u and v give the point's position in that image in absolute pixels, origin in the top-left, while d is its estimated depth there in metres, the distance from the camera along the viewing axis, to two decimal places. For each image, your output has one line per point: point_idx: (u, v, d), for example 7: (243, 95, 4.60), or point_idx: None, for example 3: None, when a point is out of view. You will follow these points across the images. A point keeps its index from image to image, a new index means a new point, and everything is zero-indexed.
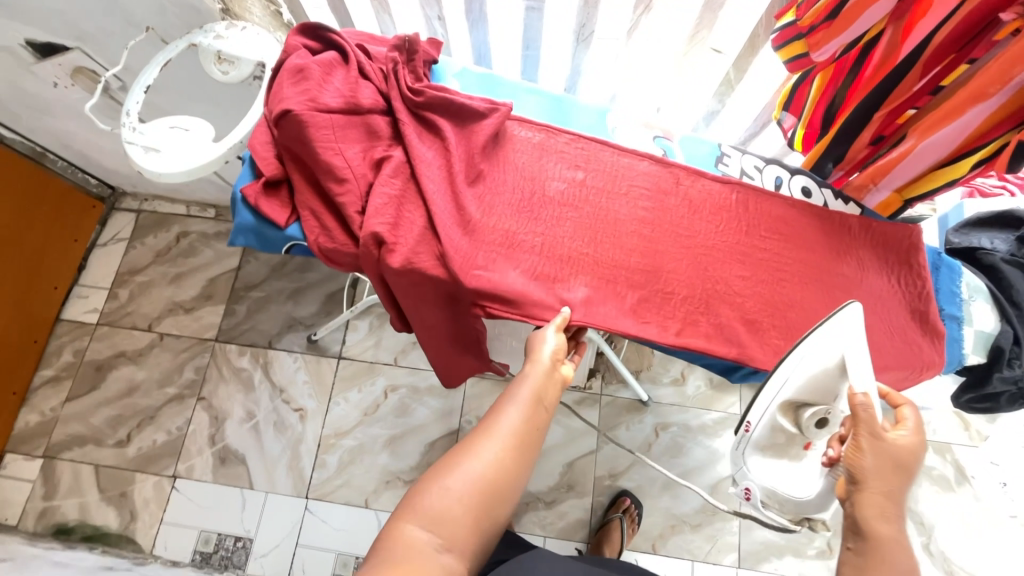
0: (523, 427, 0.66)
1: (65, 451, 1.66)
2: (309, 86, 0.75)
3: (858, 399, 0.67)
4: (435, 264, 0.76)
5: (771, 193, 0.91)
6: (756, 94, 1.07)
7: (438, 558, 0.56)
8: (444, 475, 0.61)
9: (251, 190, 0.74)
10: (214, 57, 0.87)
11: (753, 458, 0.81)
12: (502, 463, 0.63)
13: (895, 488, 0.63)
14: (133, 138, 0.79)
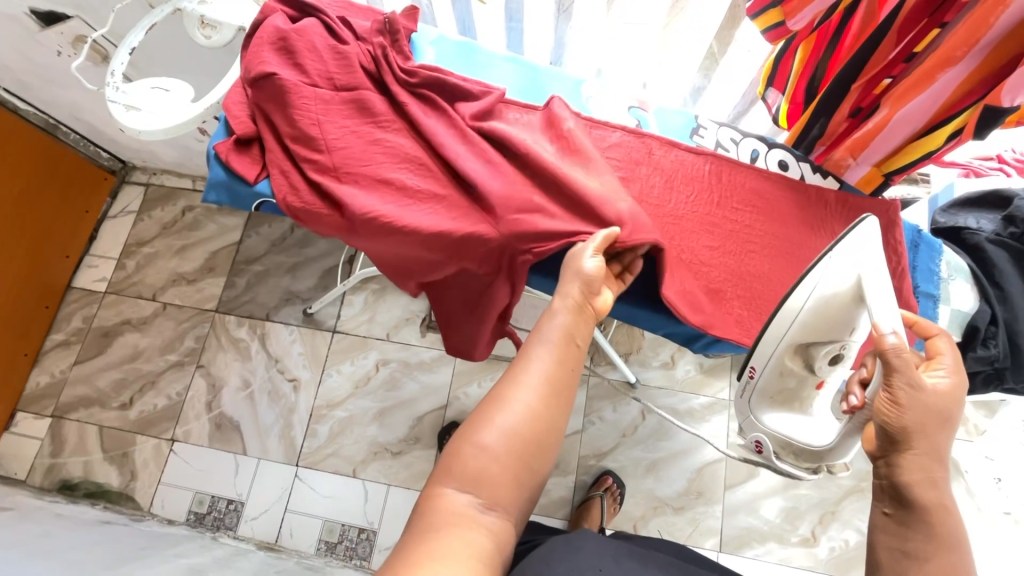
0: (553, 369, 0.62)
1: (72, 412, 1.73)
2: (291, 56, 0.76)
3: (887, 346, 0.63)
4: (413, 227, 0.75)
5: (746, 165, 0.90)
6: (741, 69, 1.05)
7: (481, 517, 0.54)
8: (476, 432, 0.58)
9: (223, 147, 0.76)
10: (198, 21, 0.88)
11: (765, 408, 0.80)
12: (538, 412, 0.60)
13: (938, 443, 0.63)
14: (115, 97, 0.81)
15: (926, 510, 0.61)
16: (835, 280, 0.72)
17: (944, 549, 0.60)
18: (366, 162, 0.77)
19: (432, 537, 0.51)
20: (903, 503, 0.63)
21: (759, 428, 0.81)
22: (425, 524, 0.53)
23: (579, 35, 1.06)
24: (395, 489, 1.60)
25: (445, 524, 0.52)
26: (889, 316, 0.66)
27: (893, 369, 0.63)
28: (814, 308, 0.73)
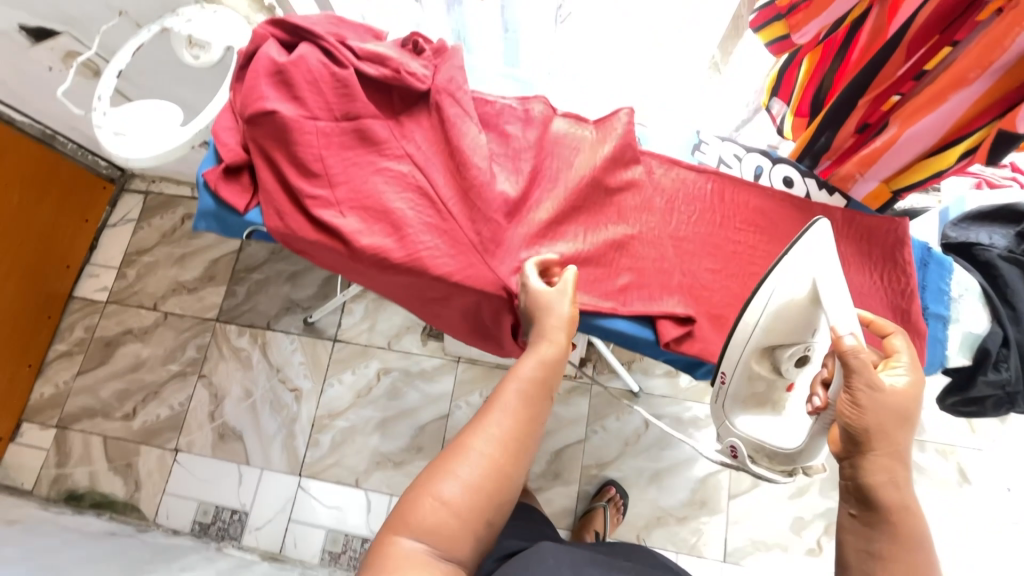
0: (521, 412, 0.61)
1: (76, 423, 1.74)
2: (294, 91, 0.74)
3: (846, 346, 0.61)
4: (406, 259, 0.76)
5: (749, 183, 0.87)
6: (744, 77, 1.02)
7: (434, 567, 0.52)
8: (438, 478, 0.56)
9: (211, 176, 0.74)
10: (186, 41, 0.86)
11: (739, 413, 0.77)
12: (504, 456, 0.58)
13: (901, 444, 0.60)
14: (101, 122, 0.79)
15: (892, 514, 0.58)
16: (791, 283, 0.71)
17: (909, 554, 0.57)
18: (370, 200, 0.77)
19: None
20: (868, 506, 0.60)
21: (734, 434, 0.77)
22: (376, 575, 0.51)
23: (578, 43, 1.03)
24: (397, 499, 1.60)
25: (396, 575, 0.51)
26: (847, 318, 0.64)
27: (852, 372, 0.61)
28: (775, 310, 0.71)
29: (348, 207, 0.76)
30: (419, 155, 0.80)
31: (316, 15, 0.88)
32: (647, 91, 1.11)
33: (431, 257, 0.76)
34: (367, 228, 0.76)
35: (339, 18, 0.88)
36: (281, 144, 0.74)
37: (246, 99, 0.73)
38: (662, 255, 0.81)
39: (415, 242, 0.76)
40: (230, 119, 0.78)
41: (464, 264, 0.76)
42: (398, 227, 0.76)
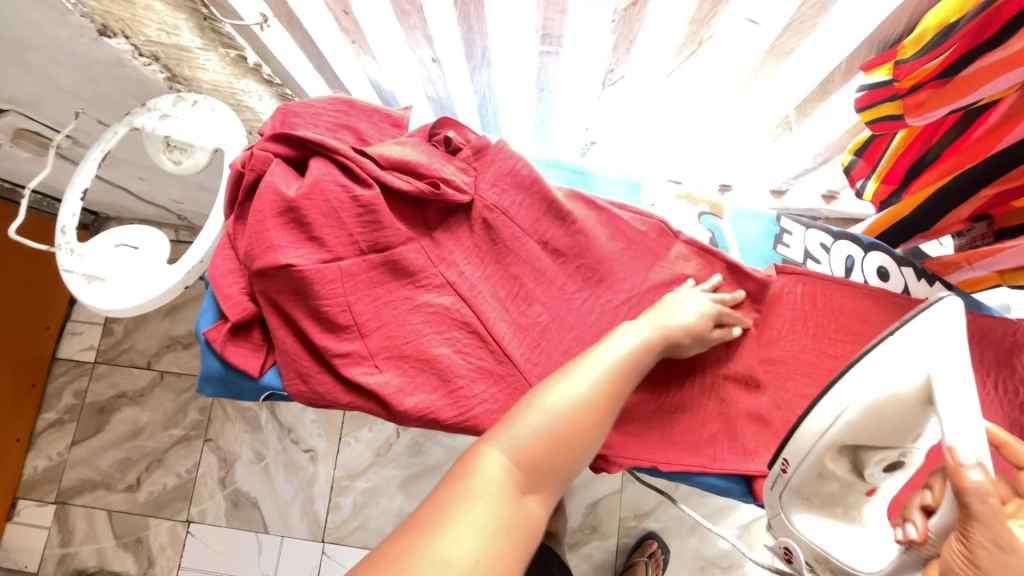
0: (628, 364, 0.54)
1: (77, 497, 1.63)
2: (309, 228, 0.60)
3: (967, 481, 0.41)
4: (458, 418, 0.63)
5: (841, 281, 0.75)
6: (817, 133, 0.88)
7: (518, 507, 0.42)
8: (535, 405, 0.48)
9: (216, 332, 0.61)
10: (163, 144, 0.72)
11: (800, 512, 0.61)
12: (604, 412, 0.50)
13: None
14: (72, 264, 0.65)
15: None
16: (888, 375, 0.54)
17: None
18: (410, 343, 0.64)
19: (458, 515, 0.39)
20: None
21: (792, 532, 0.61)
22: (452, 489, 0.41)
23: (627, 103, 0.86)
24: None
25: (477, 498, 0.41)
26: (976, 438, 0.45)
27: (971, 517, 0.40)
28: (868, 406, 0.54)
29: (385, 359, 0.63)
30: (463, 282, 0.67)
31: (317, 97, 0.72)
32: (701, 145, 0.97)
33: (486, 413, 0.64)
34: (410, 382, 0.63)
35: (348, 102, 0.73)
36: (299, 296, 0.60)
37: (251, 245, 0.59)
38: (750, 383, 0.70)
39: (469, 397, 0.64)
40: (228, 257, 0.63)
41: None
42: (446, 377, 0.64)
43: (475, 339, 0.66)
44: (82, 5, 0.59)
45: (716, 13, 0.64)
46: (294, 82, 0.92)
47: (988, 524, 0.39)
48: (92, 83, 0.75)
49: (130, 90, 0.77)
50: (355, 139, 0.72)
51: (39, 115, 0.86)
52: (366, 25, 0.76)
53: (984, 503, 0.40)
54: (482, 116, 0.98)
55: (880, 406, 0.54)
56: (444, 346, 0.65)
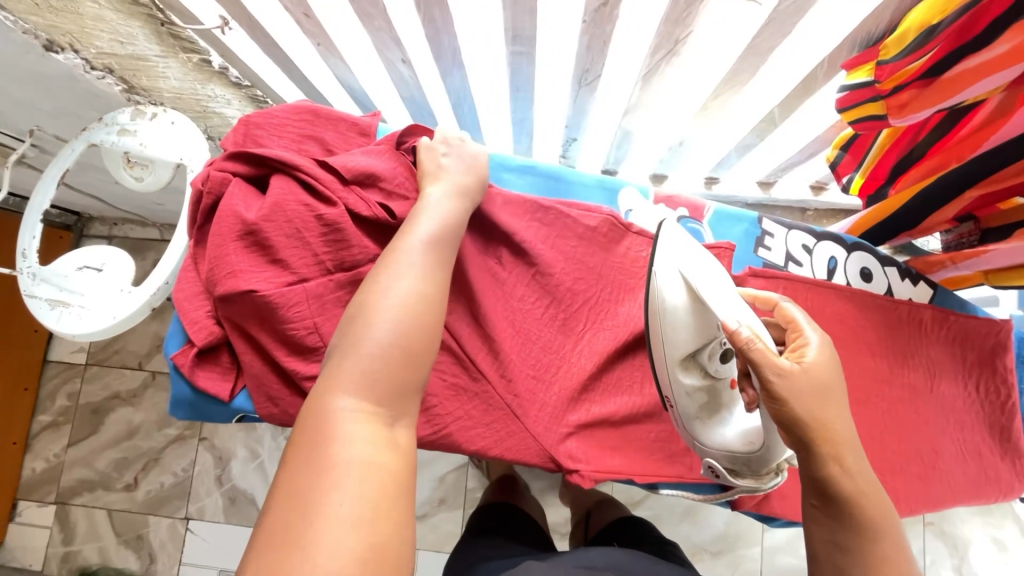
0: (436, 252, 0.52)
1: (76, 497, 1.65)
2: (272, 250, 0.58)
3: (743, 339, 0.47)
4: (432, 435, 0.63)
5: (823, 284, 0.74)
6: (803, 128, 0.86)
7: (387, 436, 0.42)
8: (366, 326, 0.45)
9: (181, 356, 0.60)
10: (123, 160, 0.70)
11: (702, 431, 0.60)
12: (432, 304, 0.49)
13: (842, 428, 0.47)
14: (36, 289, 0.63)
15: (849, 506, 0.46)
16: (662, 288, 0.56)
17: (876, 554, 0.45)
18: None
19: (338, 477, 0.37)
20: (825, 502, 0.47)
21: (706, 447, 0.60)
22: (309, 472, 0.37)
23: (608, 101, 0.83)
24: (424, 553, 1.48)
25: (341, 466, 0.38)
26: (733, 307, 0.51)
27: (755, 363, 0.47)
28: (673, 321, 0.57)
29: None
30: None
31: (280, 106, 0.70)
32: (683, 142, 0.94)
33: (461, 429, 0.63)
34: None
35: (312, 111, 0.70)
36: (263, 320, 0.59)
37: (213, 271, 0.57)
38: None
39: (443, 413, 0.63)
40: (192, 280, 0.62)
41: (501, 432, 0.64)
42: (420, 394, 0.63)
43: (449, 356, 0.65)
44: (25, 23, 0.57)
45: (691, 12, 0.61)
46: (264, 83, 0.89)
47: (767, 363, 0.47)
48: (49, 97, 0.72)
49: (89, 103, 0.74)
50: (321, 150, 0.70)
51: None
52: (330, 28, 0.72)
53: (758, 350, 0.48)
54: (459, 115, 0.95)
55: (685, 315, 0.57)
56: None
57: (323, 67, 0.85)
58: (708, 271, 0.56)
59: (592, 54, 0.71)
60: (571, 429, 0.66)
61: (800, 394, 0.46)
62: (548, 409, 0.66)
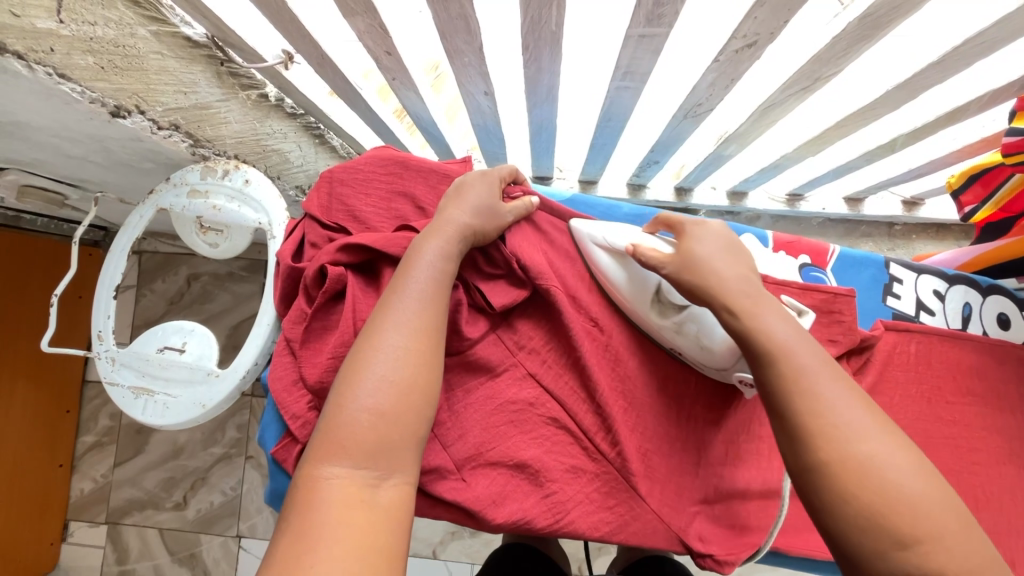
0: (438, 281, 0.46)
1: (126, 517, 1.64)
2: None
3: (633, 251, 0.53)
4: (554, 526, 0.57)
5: (957, 335, 0.68)
6: (925, 149, 0.78)
7: (377, 501, 0.35)
8: (349, 385, 0.39)
9: (285, 449, 0.55)
10: (196, 225, 0.64)
11: (718, 363, 0.59)
12: (425, 344, 0.42)
13: (744, 285, 0.46)
14: (117, 376, 0.59)
15: (775, 370, 0.41)
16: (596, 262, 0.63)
17: (820, 416, 0.37)
18: (498, 446, 0.57)
19: (314, 539, 0.32)
20: (760, 380, 0.42)
21: (727, 372, 0.60)
22: (279, 548, 0.32)
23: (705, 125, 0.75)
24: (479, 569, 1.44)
25: (313, 540, 0.32)
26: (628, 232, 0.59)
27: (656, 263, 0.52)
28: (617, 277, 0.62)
29: (472, 464, 0.56)
30: (546, 372, 0.61)
31: (364, 155, 0.63)
32: (783, 163, 0.85)
33: (583, 515, 0.58)
34: (502, 492, 0.56)
35: (400, 162, 0.63)
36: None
37: (323, 367, 0.51)
38: None
39: (564, 500, 0.58)
40: (287, 365, 0.55)
41: (625, 516, 0.59)
42: (539, 478, 0.57)
43: (564, 436, 0.60)
44: (90, 91, 0.50)
45: (850, 52, 0.52)
46: (323, 112, 0.79)
47: (660, 260, 0.52)
48: (104, 152, 0.65)
49: (146, 156, 0.67)
50: (413, 207, 0.62)
51: (45, 173, 0.77)
52: (410, 62, 0.64)
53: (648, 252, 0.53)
54: (535, 142, 0.88)
55: (618, 271, 0.62)
56: (530, 445, 0.58)
57: (364, 56, 0.72)
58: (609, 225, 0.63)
59: (711, 90, 0.62)
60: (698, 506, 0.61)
61: (695, 269, 0.48)
62: (671, 485, 0.61)
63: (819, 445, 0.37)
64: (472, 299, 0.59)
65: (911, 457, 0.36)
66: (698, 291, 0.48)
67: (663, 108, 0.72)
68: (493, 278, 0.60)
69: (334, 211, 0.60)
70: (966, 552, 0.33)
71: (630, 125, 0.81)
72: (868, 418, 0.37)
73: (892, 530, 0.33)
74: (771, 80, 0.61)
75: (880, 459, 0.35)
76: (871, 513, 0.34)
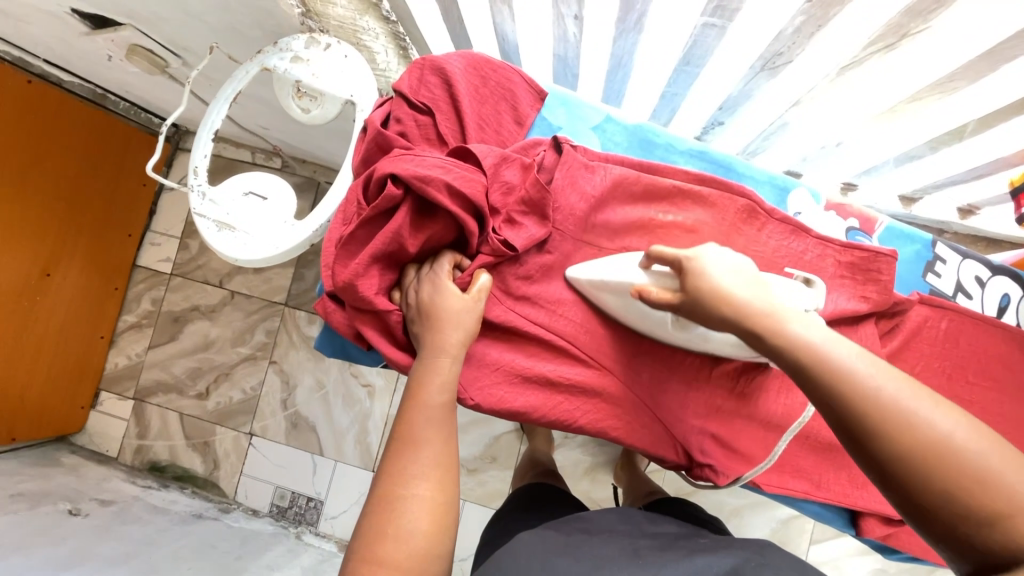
0: (437, 411, 0.52)
1: (152, 397, 1.72)
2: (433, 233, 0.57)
3: (648, 298, 0.52)
4: (566, 426, 0.62)
5: (991, 322, 0.69)
6: (996, 146, 0.79)
7: None
8: (389, 517, 0.45)
9: (320, 305, 0.61)
10: (294, 90, 0.71)
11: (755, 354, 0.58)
12: (440, 456, 0.49)
13: (761, 293, 0.47)
14: (205, 210, 0.66)
15: (823, 379, 0.41)
16: (603, 297, 0.62)
17: (871, 399, 0.38)
18: (516, 345, 0.63)
19: None
20: (813, 397, 0.42)
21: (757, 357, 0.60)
22: None
23: (777, 88, 0.79)
24: (470, 506, 1.45)
25: None
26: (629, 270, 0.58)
27: (677, 304, 0.51)
28: (634, 310, 0.60)
29: (497, 350, 0.62)
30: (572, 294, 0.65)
31: (452, 55, 0.65)
32: (861, 137, 0.85)
33: (591, 421, 0.63)
34: (518, 390, 0.61)
35: (479, 75, 0.66)
36: (373, 315, 0.60)
37: (381, 243, 0.55)
38: None
39: (573, 405, 0.62)
40: (340, 229, 0.59)
41: (631, 423, 0.64)
42: (553, 384, 0.62)
43: (581, 344, 0.64)
44: None
45: (940, 5, 0.57)
46: (412, 20, 0.77)
47: (670, 301, 0.51)
48: (223, 11, 0.71)
49: (258, 22, 0.73)
50: (484, 118, 0.66)
51: (162, 30, 0.82)
52: None
53: (658, 294, 0.52)
54: (608, 82, 0.91)
55: (625, 305, 0.61)
56: (548, 345, 0.63)
57: None
58: (604, 262, 0.62)
59: (796, 37, 0.67)
60: (698, 423, 0.67)
61: (707, 302, 0.48)
62: (675, 406, 0.66)
63: (885, 439, 0.37)
64: (494, 250, 0.59)
65: (975, 425, 0.37)
66: (720, 321, 0.48)
67: (738, 65, 0.76)
68: (521, 224, 0.61)
69: (422, 94, 0.64)
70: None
71: (703, 83, 0.83)
72: (924, 399, 0.38)
73: (976, 512, 0.34)
74: (853, 40, 0.65)
75: (949, 436, 0.36)
76: (956, 495, 0.35)
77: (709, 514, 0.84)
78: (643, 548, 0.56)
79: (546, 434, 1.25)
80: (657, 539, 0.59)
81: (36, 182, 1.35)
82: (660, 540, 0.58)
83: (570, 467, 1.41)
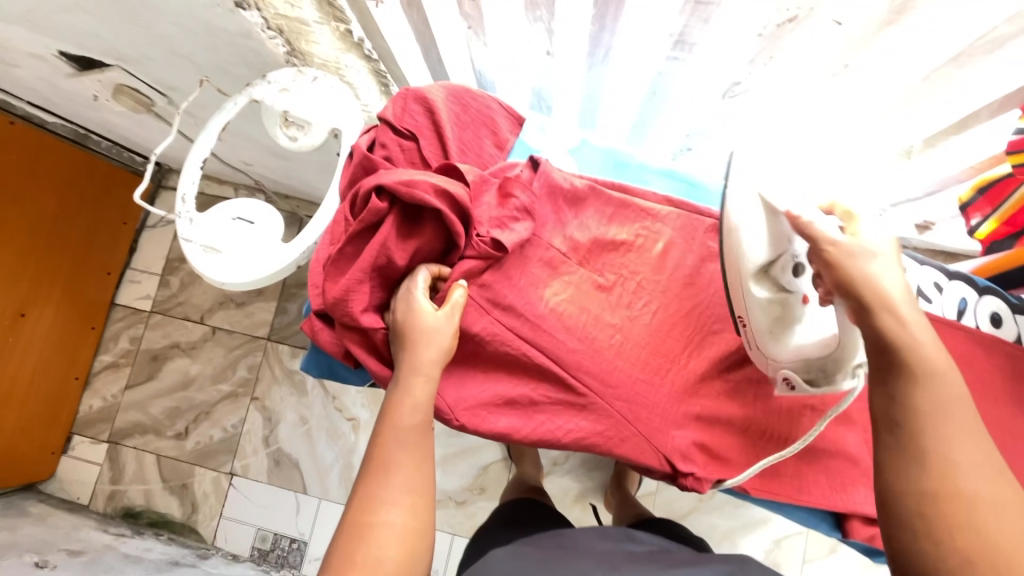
0: (411, 434, 0.53)
1: (128, 439, 1.66)
2: (422, 244, 0.59)
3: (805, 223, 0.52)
4: (545, 441, 0.64)
5: (951, 324, 0.73)
6: (939, 166, 0.86)
7: None
8: (361, 542, 0.46)
9: (308, 324, 0.62)
10: (281, 120, 0.74)
11: (781, 352, 0.60)
12: (415, 479, 0.51)
13: (893, 268, 0.50)
14: (191, 234, 0.67)
15: (876, 302, 0.48)
16: (739, 210, 0.56)
17: (915, 360, 0.46)
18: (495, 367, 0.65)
19: None
20: (863, 324, 0.49)
21: (779, 364, 0.61)
22: None
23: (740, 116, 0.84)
24: (460, 539, 1.41)
25: None
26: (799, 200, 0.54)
27: (820, 241, 0.51)
28: (748, 238, 0.56)
29: (476, 369, 0.65)
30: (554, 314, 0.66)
31: (438, 87, 0.70)
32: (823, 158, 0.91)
33: (571, 437, 0.64)
34: (497, 407, 0.63)
35: (461, 102, 0.70)
36: (361, 333, 0.61)
37: (371, 257, 0.57)
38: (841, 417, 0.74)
39: (552, 424, 0.64)
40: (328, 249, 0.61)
41: (614, 437, 0.65)
42: (529, 403, 0.64)
43: (561, 362, 0.65)
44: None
45: (878, 36, 0.63)
46: (393, 59, 0.83)
47: (822, 237, 0.51)
48: (212, 50, 0.74)
49: (246, 60, 0.76)
50: (467, 143, 0.70)
51: (150, 70, 0.85)
52: (488, 13, 0.73)
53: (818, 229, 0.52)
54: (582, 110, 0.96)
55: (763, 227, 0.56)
56: (525, 365, 0.64)
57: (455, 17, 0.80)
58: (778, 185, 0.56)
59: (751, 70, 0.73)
60: (680, 432, 0.68)
61: (852, 250, 0.50)
62: (658, 423, 0.67)
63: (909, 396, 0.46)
64: (479, 252, 0.61)
65: (979, 447, 0.44)
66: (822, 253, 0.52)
67: (701, 95, 0.81)
68: (510, 228, 0.63)
69: (407, 120, 0.67)
70: (1006, 526, 0.41)
71: (669, 111, 0.89)
72: (956, 400, 0.45)
73: (920, 481, 0.44)
74: (803, 70, 0.71)
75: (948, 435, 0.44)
76: (914, 451, 0.45)
77: (692, 533, 0.86)
78: (620, 563, 0.56)
79: (534, 461, 1.24)
80: (634, 552, 0.60)
81: (15, 221, 1.35)
82: (638, 555, 0.59)
83: (560, 494, 1.39)
